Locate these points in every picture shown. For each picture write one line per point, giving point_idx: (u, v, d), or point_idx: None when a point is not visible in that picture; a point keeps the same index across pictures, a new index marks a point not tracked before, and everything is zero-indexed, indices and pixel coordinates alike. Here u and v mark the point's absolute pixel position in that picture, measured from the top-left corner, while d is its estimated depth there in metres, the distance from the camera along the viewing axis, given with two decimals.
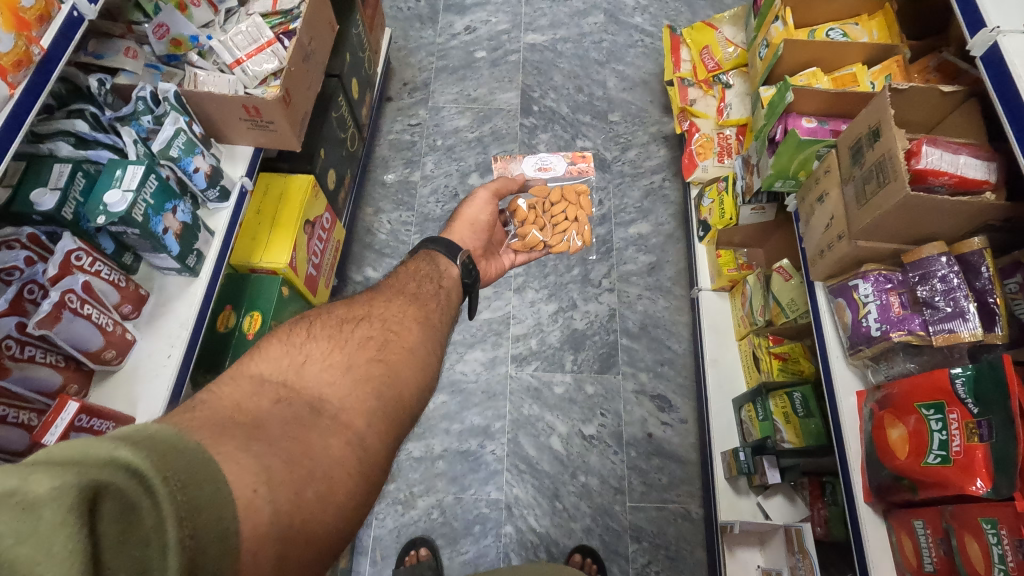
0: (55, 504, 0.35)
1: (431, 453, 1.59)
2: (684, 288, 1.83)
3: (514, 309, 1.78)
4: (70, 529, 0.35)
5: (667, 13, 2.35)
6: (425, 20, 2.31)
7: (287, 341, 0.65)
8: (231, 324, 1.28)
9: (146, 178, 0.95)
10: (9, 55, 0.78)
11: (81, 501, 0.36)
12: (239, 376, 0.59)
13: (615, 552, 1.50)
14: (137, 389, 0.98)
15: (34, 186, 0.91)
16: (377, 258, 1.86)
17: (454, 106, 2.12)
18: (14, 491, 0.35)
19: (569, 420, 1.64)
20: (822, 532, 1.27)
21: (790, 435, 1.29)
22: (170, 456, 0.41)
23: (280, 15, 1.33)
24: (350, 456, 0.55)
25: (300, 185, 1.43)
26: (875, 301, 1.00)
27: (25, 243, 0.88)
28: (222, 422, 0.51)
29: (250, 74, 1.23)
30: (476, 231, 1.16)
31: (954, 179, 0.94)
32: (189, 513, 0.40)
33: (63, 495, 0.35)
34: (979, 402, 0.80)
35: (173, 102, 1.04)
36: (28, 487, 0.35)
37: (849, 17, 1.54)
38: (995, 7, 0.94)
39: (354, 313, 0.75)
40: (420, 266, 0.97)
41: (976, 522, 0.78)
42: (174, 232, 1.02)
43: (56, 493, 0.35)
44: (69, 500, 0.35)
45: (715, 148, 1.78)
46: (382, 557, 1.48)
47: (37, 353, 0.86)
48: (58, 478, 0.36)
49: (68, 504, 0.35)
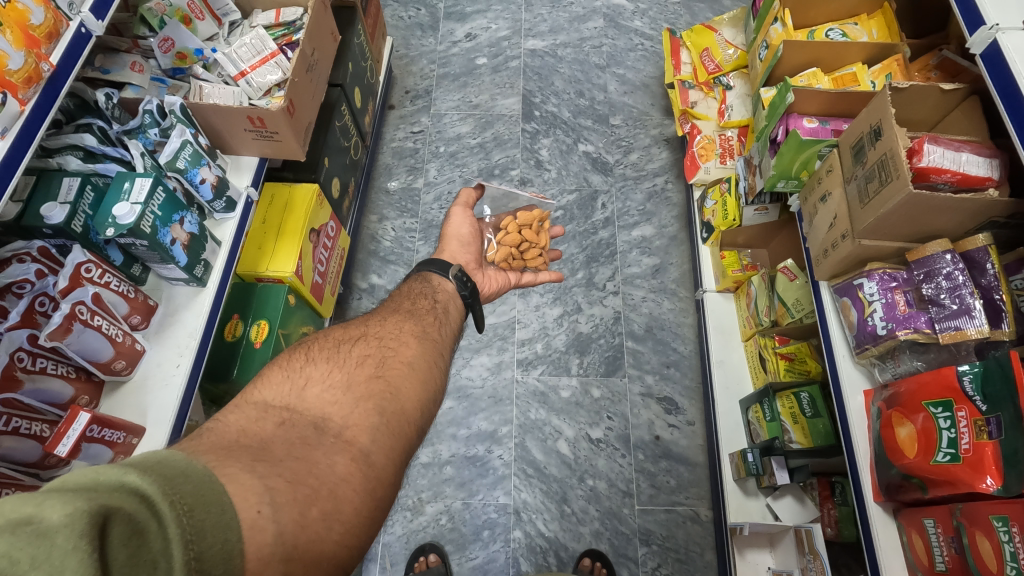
0: (67, 531, 0.35)
1: (439, 458, 1.59)
2: (688, 289, 1.83)
3: (520, 314, 1.79)
4: (82, 554, 0.35)
5: (666, 16, 2.35)
6: (426, 28, 2.33)
7: (287, 366, 0.66)
8: (238, 333, 1.29)
9: (154, 189, 0.96)
10: (21, 72, 0.79)
11: (92, 527, 0.36)
12: (244, 404, 0.59)
13: (624, 556, 1.49)
14: (146, 399, 0.99)
15: (44, 199, 0.92)
16: (382, 266, 1.87)
17: (456, 113, 2.13)
18: (30, 518, 0.35)
19: (576, 424, 1.64)
20: (833, 533, 1.29)
21: (798, 436, 1.30)
22: (177, 481, 0.42)
23: (283, 27, 1.35)
24: (355, 473, 0.56)
25: (304, 195, 1.44)
26: (880, 300, 0.99)
27: (35, 257, 0.89)
28: (228, 446, 0.51)
29: (254, 85, 1.25)
30: (466, 244, 1.19)
31: (957, 176, 0.94)
32: (196, 535, 0.40)
33: (75, 521, 0.36)
34: (988, 399, 0.79)
35: (180, 115, 1.06)
36: (43, 514, 0.35)
37: (849, 17, 1.54)
38: (993, 3, 0.94)
39: (351, 333, 0.76)
40: (414, 285, 0.98)
41: (988, 520, 0.77)
42: (181, 242, 1.03)
43: (68, 520, 0.35)
44: (81, 526, 0.36)
45: (717, 149, 1.78)
46: (391, 564, 1.48)
47: (48, 365, 0.87)
48: (70, 505, 0.36)
49: (80, 530, 0.36)
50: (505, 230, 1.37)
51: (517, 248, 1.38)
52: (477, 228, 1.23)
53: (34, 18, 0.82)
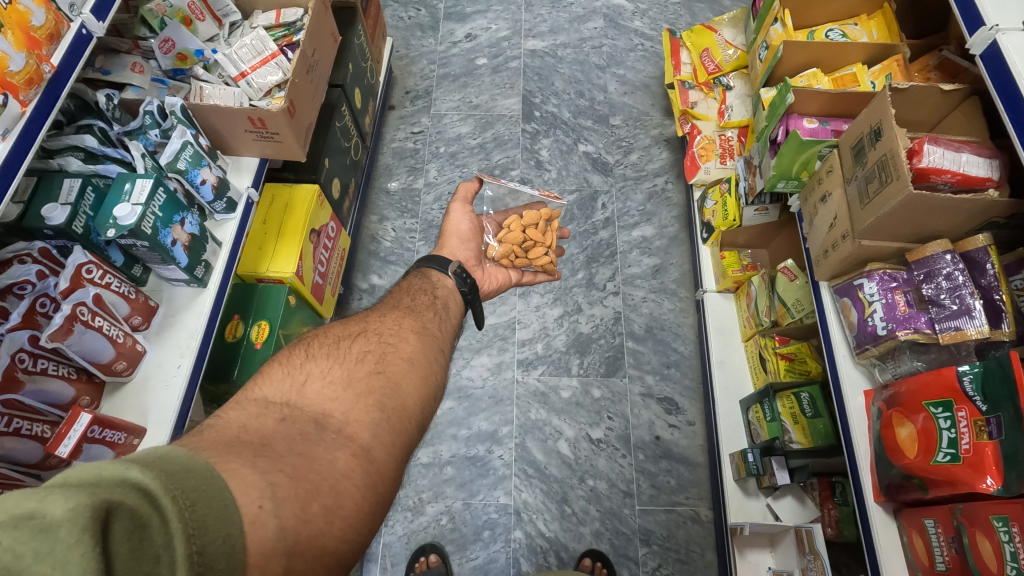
0: (71, 524, 0.35)
1: (439, 459, 1.59)
2: (688, 289, 1.83)
3: (520, 314, 1.79)
4: (85, 548, 0.35)
5: (666, 17, 2.35)
6: (426, 29, 2.33)
7: (288, 363, 0.66)
8: (238, 333, 1.29)
9: (155, 190, 0.96)
10: (21, 73, 0.79)
11: (94, 522, 0.36)
12: (246, 400, 0.59)
13: (625, 556, 1.50)
14: (147, 400, 0.99)
15: (45, 200, 0.92)
16: (383, 266, 1.87)
17: (456, 113, 2.13)
18: (33, 513, 0.35)
19: (576, 424, 1.64)
20: (834, 533, 1.28)
21: (798, 436, 1.30)
22: (178, 476, 0.42)
23: (283, 27, 1.35)
24: (356, 468, 0.56)
25: (304, 195, 1.44)
26: (881, 300, 0.99)
27: (36, 258, 0.89)
28: (230, 442, 0.51)
29: (255, 86, 1.25)
30: (465, 241, 1.19)
31: (957, 177, 0.94)
32: (198, 530, 0.40)
33: (78, 516, 0.36)
34: (988, 399, 0.79)
35: (181, 116, 1.07)
36: (46, 509, 0.36)
37: (848, 17, 1.54)
38: (993, 4, 0.95)
39: (351, 329, 0.76)
40: (414, 282, 0.98)
41: (988, 521, 0.78)
42: (182, 243, 1.03)
43: (71, 515, 0.36)
44: (84, 520, 0.36)
45: (717, 149, 1.79)
46: (392, 564, 1.48)
47: (49, 366, 0.87)
48: (72, 500, 0.36)
49: (83, 524, 0.36)
50: (509, 229, 1.35)
51: (520, 244, 1.34)
52: (476, 225, 1.23)
53: (35, 19, 0.82)
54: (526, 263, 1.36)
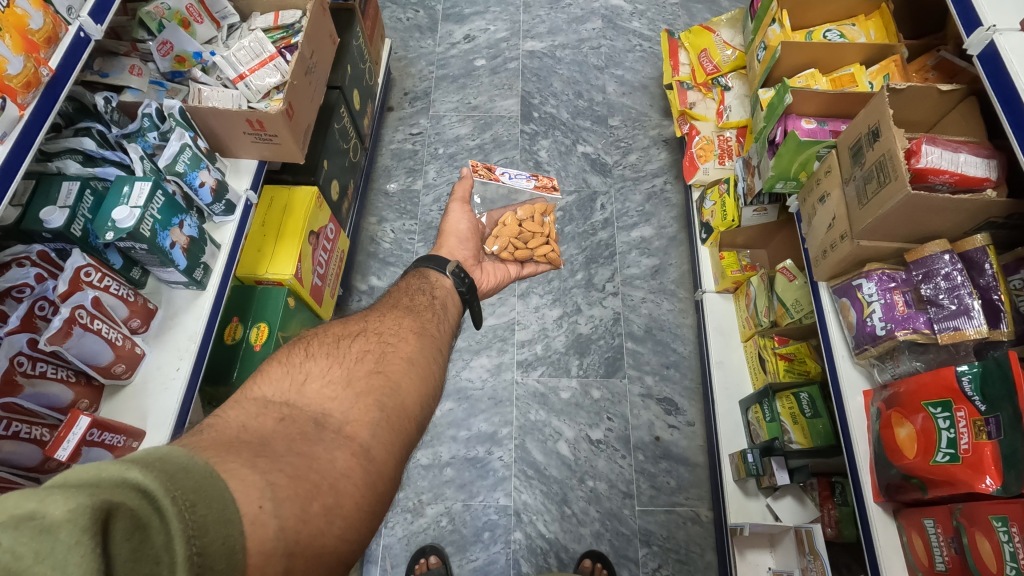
0: (71, 525, 0.35)
1: (439, 460, 1.59)
2: (687, 290, 1.83)
3: (520, 315, 1.79)
4: (85, 549, 0.35)
5: (664, 18, 2.36)
6: (424, 30, 2.33)
7: (287, 362, 0.66)
8: (238, 336, 1.29)
9: (154, 193, 0.96)
10: (20, 76, 0.79)
11: (94, 523, 0.36)
12: (244, 400, 0.59)
13: (625, 557, 1.50)
14: (146, 403, 0.99)
15: (43, 203, 0.92)
16: (382, 267, 1.87)
17: (455, 114, 2.14)
18: (33, 513, 0.35)
19: (576, 424, 1.64)
20: (833, 533, 1.28)
21: (798, 436, 1.30)
22: (178, 477, 0.42)
23: (281, 29, 1.36)
24: (356, 467, 0.56)
25: (303, 197, 1.44)
26: (879, 300, 0.99)
27: (35, 260, 0.89)
28: (229, 441, 0.51)
29: (253, 88, 1.25)
30: (463, 241, 1.19)
31: (954, 177, 0.94)
32: (198, 530, 0.40)
33: (78, 517, 0.36)
34: (987, 399, 0.79)
35: (178, 118, 1.07)
36: (46, 509, 0.36)
37: (846, 17, 1.54)
38: (990, 4, 0.95)
39: (350, 329, 0.76)
40: (412, 282, 0.98)
41: (988, 521, 0.78)
42: (180, 246, 1.03)
43: (71, 516, 0.36)
44: (84, 521, 0.36)
45: (716, 149, 1.79)
46: (392, 566, 1.48)
47: (48, 368, 0.87)
48: (72, 501, 0.36)
49: (83, 525, 0.36)
50: (504, 225, 1.34)
51: (518, 237, 1.32)
52: (475, 224, 1.23)
53: (33, 22, 0.82)
54: (528, 254, 1.32)
